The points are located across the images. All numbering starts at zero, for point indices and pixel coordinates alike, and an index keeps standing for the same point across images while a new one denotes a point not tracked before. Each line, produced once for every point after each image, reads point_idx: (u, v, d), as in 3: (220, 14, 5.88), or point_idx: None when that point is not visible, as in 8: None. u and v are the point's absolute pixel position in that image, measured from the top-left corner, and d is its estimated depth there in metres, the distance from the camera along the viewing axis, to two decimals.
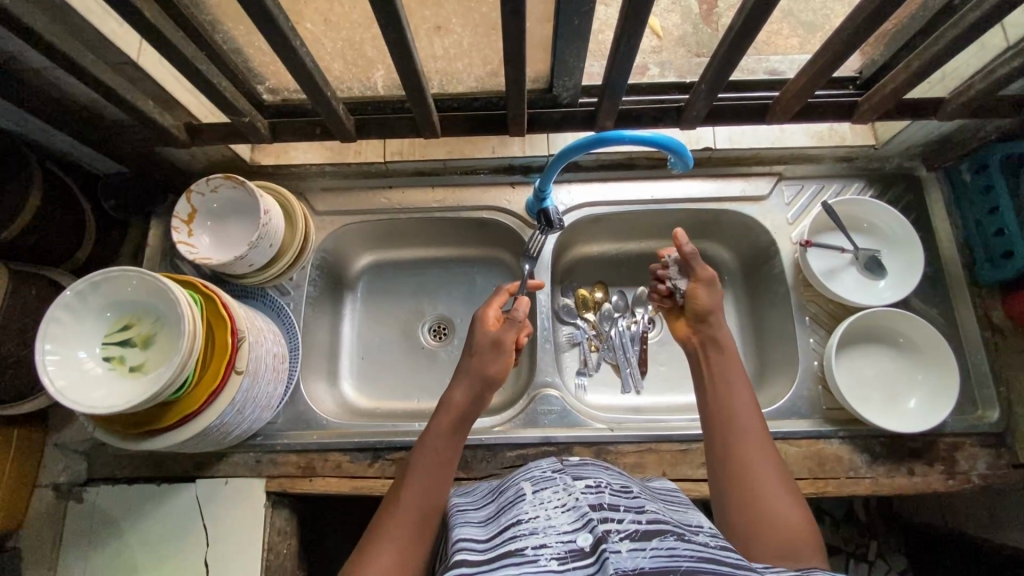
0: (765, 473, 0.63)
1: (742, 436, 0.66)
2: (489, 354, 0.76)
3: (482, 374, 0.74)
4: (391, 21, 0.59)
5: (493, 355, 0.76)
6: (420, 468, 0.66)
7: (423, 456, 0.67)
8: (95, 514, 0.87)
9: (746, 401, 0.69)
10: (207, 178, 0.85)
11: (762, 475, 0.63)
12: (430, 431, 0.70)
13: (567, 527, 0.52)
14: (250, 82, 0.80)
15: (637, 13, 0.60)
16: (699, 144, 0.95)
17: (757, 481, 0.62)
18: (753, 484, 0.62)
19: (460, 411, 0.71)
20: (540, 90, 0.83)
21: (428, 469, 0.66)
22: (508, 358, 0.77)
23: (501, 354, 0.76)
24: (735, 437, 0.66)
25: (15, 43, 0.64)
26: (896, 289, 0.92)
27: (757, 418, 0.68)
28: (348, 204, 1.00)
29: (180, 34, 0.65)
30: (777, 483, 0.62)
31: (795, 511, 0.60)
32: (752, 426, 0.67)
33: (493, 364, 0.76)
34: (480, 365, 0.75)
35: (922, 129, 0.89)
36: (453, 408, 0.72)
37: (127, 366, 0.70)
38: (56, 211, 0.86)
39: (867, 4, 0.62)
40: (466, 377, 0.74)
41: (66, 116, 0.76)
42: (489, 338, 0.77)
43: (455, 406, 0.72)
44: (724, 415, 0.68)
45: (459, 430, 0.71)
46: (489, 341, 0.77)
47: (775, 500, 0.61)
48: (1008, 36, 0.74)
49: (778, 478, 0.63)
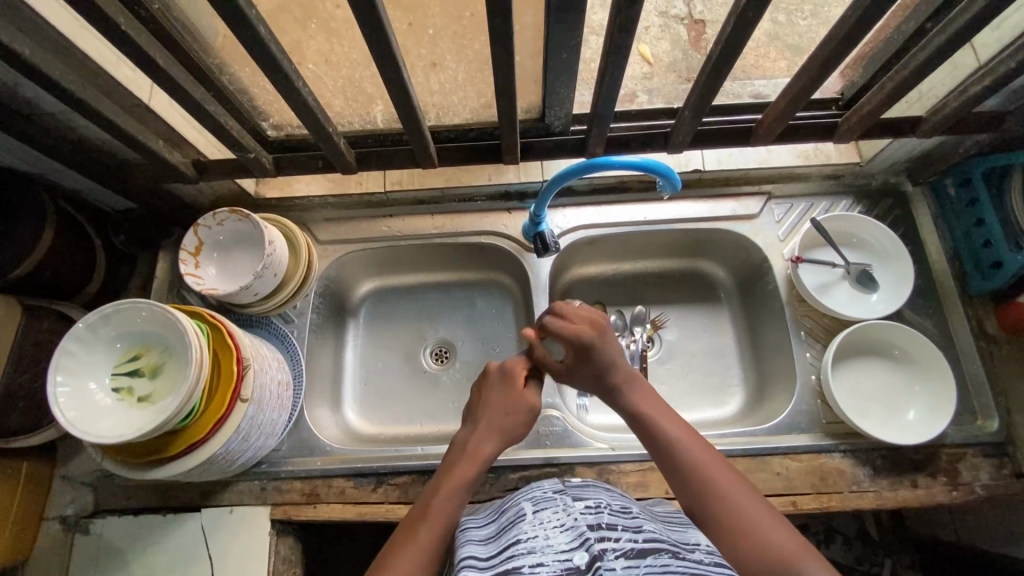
0: (737, 494, 0.62)
1: (699, 465, 0.65)
2: (517, 415, 0.75)
3: (506, 430, 0.74)
4: (388, 62, 0.63)
5: (521, 412, 0.76)
6: (442, 497, 0.65)
7: (444, 487, 0.66)
8: (101, 546, 0.88)
9: (682, 430, 0.70)
10: (214, 213, 0.88)
11: (733, 495, 0.62)
12: (451, 474, 0.68)
13: (564, 546, 0.53)
14: (256, 120, 0.84)
15: (620, 48, 0.63)
16: (688, 167, 0.99)
17: (734, 505, 0.61)
18: (730, 509, 0.61)
19: (482, 461, 0.70)
20: (533, 120, 0.86)
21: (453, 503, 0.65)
22: (530, 417, 0.77)
23: (528, 418, 0.77)
24: (693, 471, 0.65)
25: (33, 89, 0.68)
26: (890, 302, 0.93)
27: (706, 446, 0.68)
28: (350, 232, 1.03)
29: (191, 79, 0.69)
30: (754, 499, 0.62)
31: (779, 524, 0.60)
32: (701, 454, 0.67)
33: (517, 424, 0.75)
34: (509, 423, 0.74)
35: (903, 147, 0.92)
36: (478, 455, 0.70)
37: (136, 397, 0.72)
38: (68, 248, 0.88)
39: (838, 31, 0.65)
40: (499, 430, 0.73)
41: (78, 155, 0.79)
42: (518, 397, 0.76)
43: (480, 456, 0.70)
44: (670, 448, 0.68)
45: (476, 480, 0.69)
46: (519, 400, 0.76)
47: (755, 516, 0.60)
48: (979, 55, 0.76)
49: (749, 494, 0.63)
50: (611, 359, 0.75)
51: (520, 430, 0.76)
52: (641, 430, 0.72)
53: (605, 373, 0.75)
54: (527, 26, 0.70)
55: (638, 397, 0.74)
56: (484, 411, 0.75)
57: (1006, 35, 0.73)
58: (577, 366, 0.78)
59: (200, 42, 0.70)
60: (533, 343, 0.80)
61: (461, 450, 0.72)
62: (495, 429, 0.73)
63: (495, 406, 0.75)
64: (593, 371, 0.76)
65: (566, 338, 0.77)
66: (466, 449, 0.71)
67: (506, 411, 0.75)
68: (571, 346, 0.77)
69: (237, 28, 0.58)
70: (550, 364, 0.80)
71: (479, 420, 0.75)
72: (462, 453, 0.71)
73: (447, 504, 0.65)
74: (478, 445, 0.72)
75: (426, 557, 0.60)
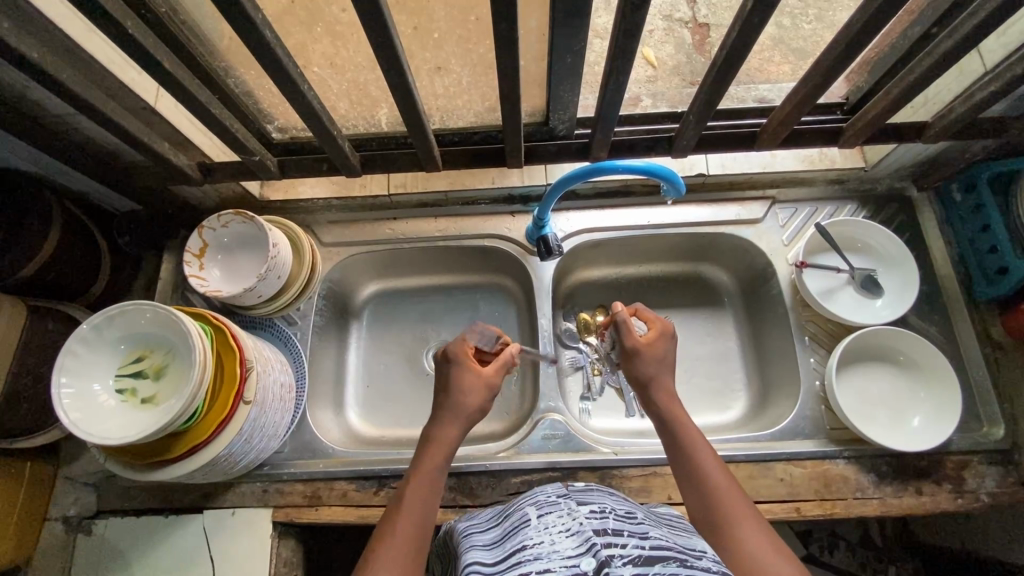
0: (740, 513, 0.60)
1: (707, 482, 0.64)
2: (477, 393, 0.74)
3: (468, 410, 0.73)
4: (392, 66, 0.63)
5: (481, 391, 0.74)
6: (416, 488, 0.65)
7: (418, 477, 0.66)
8: (103, 547, 0.88)
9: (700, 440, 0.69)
10: (218, 214, 0.88)
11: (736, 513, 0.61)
12: (423, 467, 0.68)
13: (571, 551, 0.53)
14: (261, 122, 0.84)
15: (625, 53, 0.63)
16: (692, 171, 0.98)
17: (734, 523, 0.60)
18: (733, 527, 0.60)
19: (445, 447, 0.69)
20: (538, 123, 0.86)
21: (423, 495, 0.65)
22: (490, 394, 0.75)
23: (488, 399, 0.75)
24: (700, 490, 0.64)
25: (41, 91, 0.68)
26: (894, 307, 0.93)
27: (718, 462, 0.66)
28: (355, 235, 1.03)
29: (197, 82, 0.69)
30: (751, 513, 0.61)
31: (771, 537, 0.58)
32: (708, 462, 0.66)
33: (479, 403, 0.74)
34: (470, 403, 0.73)
35: (909, 152, 0.92)
36: (442, 443, 0.70)
37: (139, 398, 0.72)
38: (73, 248, 0.89)
39: (844, 36, 0.65)
40: (459, 410, 0.72)
41: (84, 157, 0.80)
42: (475, 377, 0.74)
43: (445, 444, 0.70)
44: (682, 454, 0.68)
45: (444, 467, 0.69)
46: (476, 379, 0.74)
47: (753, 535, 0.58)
48: (985, 61, 0.76)
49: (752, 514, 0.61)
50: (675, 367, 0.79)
51: (480, 410, 0.74)
52: (668, 441, 0.70)
53: (662, 366, 0.76)
54: (532, 30, 0.70)
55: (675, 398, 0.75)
56: (445, 395, 0.74)
57: (1013, 41, 0.72)
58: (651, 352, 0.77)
59: (206, 46, 0.70)
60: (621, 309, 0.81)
61: (428, 435, 0.71)
62: (455, 413, 0.72)
63: (453, 390, 0.74)
64: (664, 358, 0.77)
65: (658, 323, 0.80)
66: (431, 437, 0.71)
67: (464, 390, 0.73)
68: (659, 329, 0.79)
69: (243, 32, 0.58)
70: (634, 333, 0.78)
71: (439, 406, 0.73)
72: (427, 441, 0.70)
73: (419, 497, 0.64)
74: (441, 432, 0.71)
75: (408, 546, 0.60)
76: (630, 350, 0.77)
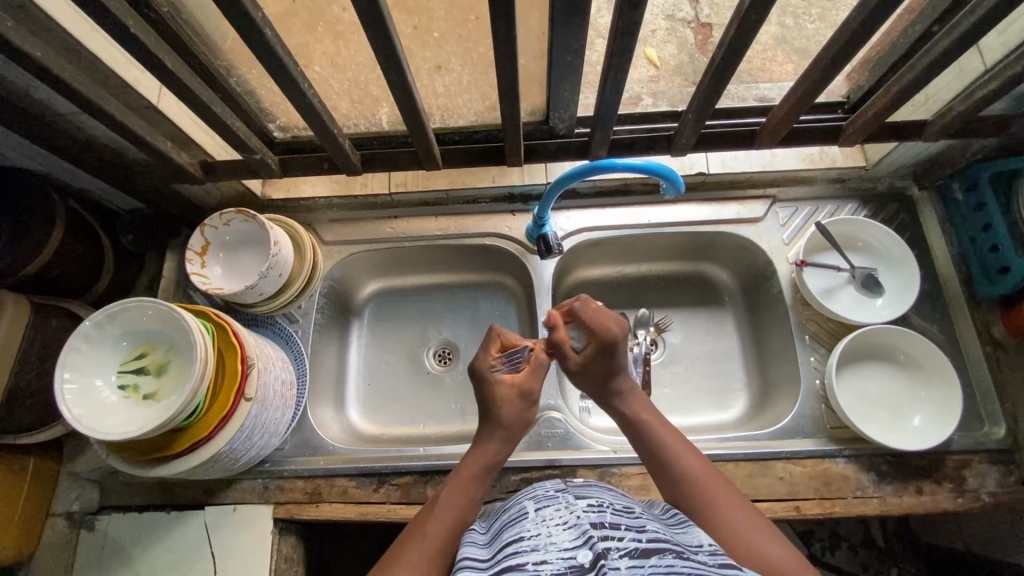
0: (734, 511, 0.63)
1: (697, 481, 0.66)
2: (514, 406, 0.72)
3: (507, 423, 0.72)
4: (392, 65, 0.63)
5: (520, 402, 0.72)
6: (452, 498, 0.66)
7: (457, 486, 0.68)
8: (106, 542, 0.89)
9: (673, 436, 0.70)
10: (220, 213, 0.89)
11: (729, 511, 0.63)
12: (461, 469, 0.70)
13: (567, 544, 0.53)
14: (262, 121, 0.84)
15: (624, 51, 0.64)
16: (692, 169, 0.99)
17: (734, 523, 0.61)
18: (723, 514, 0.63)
19: (485, 460, 0.70)
20: (538, 122, 0.86)
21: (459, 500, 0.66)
22: (530, 405, 0.73)
23: (528, 404, 0.73)
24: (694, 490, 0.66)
25: (44, 90, 0.69)
26: (895, 306, 0.92)
27: (700, 456, 0.69)
28: (356, 233, 1.04)
29: (198, 81, 0.70)
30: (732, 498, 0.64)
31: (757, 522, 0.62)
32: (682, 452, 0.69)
33: (517, 417, 0.72)
34: (511, 416, 0.72)
35: (911, 150, 0.91)
36: (483, 455, 0.70)
37: (141, 394, 0.72)
38: (76, 246, 0.90)
39: (842, 35, 0.65)
40: (497, 423, 0.71)
41: (87, 155, 0.81)
42: (510, 390, 0.73)
43: (485, 458, 0.70)
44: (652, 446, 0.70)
45: (483, 478, 0.69)
46: (514, 392, 0.72)
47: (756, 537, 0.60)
48: (986, 59, 0.76)
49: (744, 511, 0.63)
50: (623, 366, 0.74)
51: (521, 420, 0.73)
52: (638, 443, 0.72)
53: (609, 380, 0.74)
54: (532, 29, 0.71)
55: (633, 399, 0.74)
56: (484, 407, 0.73)
57: (1012, 39, 0.72)
58: (590, 373, 0.74)
59: (208, 45, 0.71)
60: (557, 326, 0.76)
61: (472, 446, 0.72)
62: (498, 426, 0.72)
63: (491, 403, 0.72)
64: (607, 371, 0.74)
65: (596, 334, 0.73)
66: (474, 449, 0.72)
67: (497, 405, 0.72)
68: (597, 344, 0.73)
69: (244, 31, 0.58)
70: (571, 354, 0.76)
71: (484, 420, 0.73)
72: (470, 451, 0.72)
73: (456, 503, 0.66)
74: (483, 447, 0.71)
75: (441, 552, 0.61)
76: (571, 372, 0.76)
